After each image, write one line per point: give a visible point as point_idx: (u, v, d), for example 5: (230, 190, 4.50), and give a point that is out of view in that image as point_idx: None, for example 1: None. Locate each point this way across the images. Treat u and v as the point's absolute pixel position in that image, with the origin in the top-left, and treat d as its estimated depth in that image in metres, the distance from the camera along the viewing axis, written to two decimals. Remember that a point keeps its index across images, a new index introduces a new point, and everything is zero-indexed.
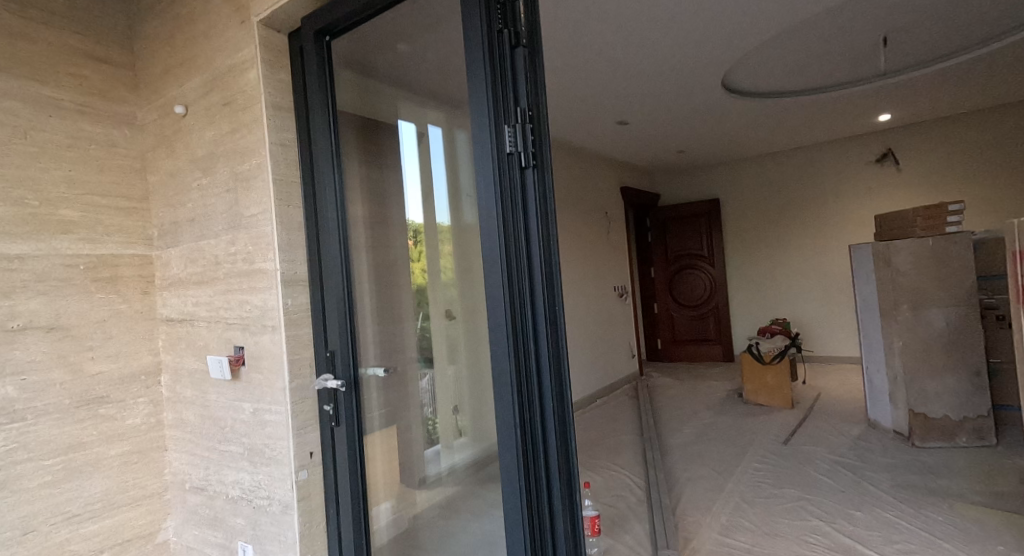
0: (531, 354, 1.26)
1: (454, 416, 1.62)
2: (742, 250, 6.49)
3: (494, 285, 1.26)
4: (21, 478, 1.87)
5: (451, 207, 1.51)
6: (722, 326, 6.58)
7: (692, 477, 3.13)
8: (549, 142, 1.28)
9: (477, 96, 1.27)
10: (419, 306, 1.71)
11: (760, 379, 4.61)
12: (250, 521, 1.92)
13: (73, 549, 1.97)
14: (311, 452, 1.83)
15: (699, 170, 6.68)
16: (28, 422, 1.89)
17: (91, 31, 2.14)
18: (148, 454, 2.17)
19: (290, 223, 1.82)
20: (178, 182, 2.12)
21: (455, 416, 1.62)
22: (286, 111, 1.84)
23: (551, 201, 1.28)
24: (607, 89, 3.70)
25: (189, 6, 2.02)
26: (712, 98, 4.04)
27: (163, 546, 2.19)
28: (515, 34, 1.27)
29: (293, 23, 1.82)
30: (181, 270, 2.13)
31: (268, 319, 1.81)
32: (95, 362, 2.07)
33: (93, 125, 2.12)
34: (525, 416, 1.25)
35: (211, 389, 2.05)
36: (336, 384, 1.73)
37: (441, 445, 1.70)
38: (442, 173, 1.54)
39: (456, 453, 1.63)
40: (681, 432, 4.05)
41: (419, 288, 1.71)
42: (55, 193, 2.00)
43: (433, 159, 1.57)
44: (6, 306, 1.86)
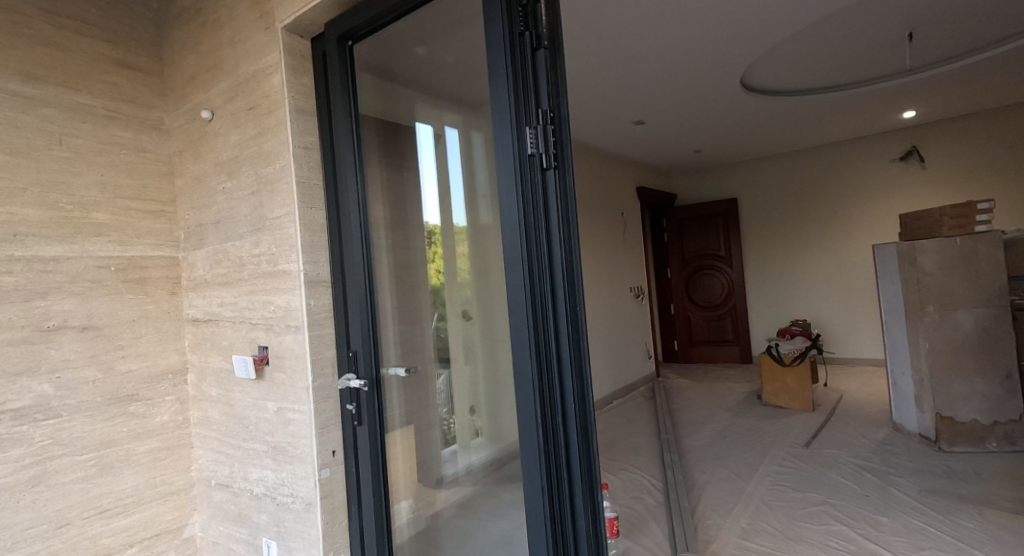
0: (552, 354, 1.26)
1: (471, 417, 1.64)
2: (761, 251, 6.41)
3: (515, 284, 1.27)
4: (57, 472, 1.93)
5: (468, 208, 1.54)
6: (740, 327, 6.51)
7: (712, 479, 3.11)
8: (571, 143, 1.28)
9: (498, 98, 1.28)
10: (436, 307, 1.74)
11: (780, 380, 4.55)
12: (274, 518, 1.96)
13: (105, 543, 2.03)
14: (333, 451, 1.85)
15: (717, 169, 6.62)
16: (63, 419, 1.95)
17: (121, 39, 2.20)
18: (175, 451, 2.23)
19: (314, 225, 1.85)
20: (203, 185, 2.17)
21: (472, 417, 1.64)
22: (309, 116, 1.88)
23: (572, 202, 1.28)
24: (624, 88, 3.69)
25: (215, 13, 2.07)
26: (730, 97, 4.01)
27: (190, 541, 2.24)
28: (537, 36, 1.27)
29: (315, 28, 1.85)
30: (207, 271, 2.18)
31: (292, 319, 1.85)
32: (126, 360, 2.12)
33: (123, 130, 2.18)
34: (547, 416, 1.26)
35: (235, 387, 2.09)
36: (359, 384, 1.77)
37: (458, 446, 1.72)
38: (459, 175, 1.57)
39: (472, 453, 1.66)
40: (700, 433, 4.02)
41: (436, 289, 1.73)
42: (88, 197, 2.06)
43: (450, 161, 1.60)
44: (42, 307, 1.93)
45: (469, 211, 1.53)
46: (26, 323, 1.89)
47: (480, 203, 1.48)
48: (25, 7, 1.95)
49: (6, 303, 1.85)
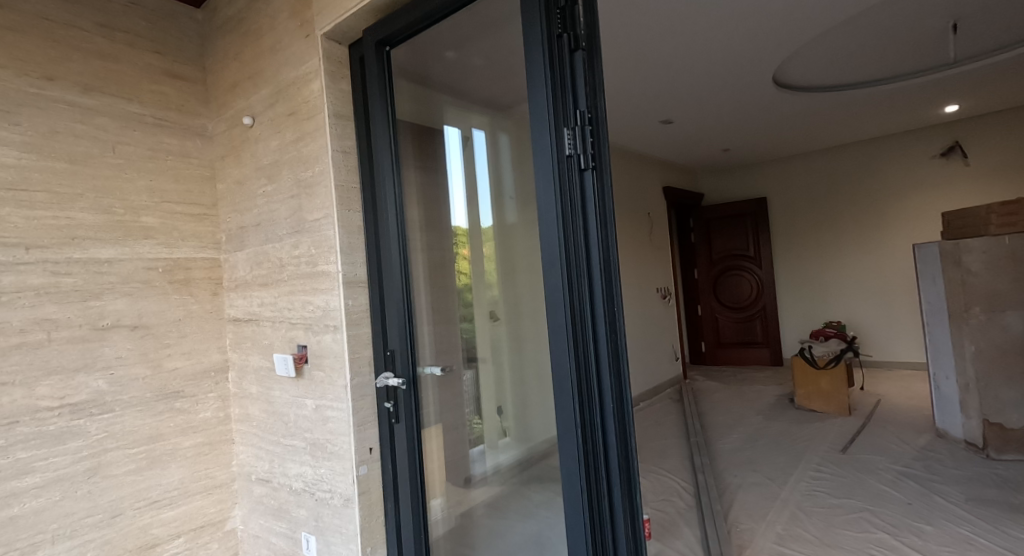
0: (591, 354, 1.27)
1: (500, 417, 1.73)
2: (793, 251, 6.27)
3: (554, 284, 1.29)
4: (110, 464, 2.02)
5: (494, 209, 1.63)
6: (770, 329, 6.37)
7: (744, 483, 3.06)
8: (608, 143, 1.29)
9: (536, 100, 1.29)
10: (465, 307, 1.81)
11: (813, 383, 4.44)
12: (312, 513, 2.01)
13: (154, 533, 2.11)
14: (370, 448, 1.90)
15: (747, 168, 6.49)
16: (116, 414, 2.05)
17: (168, 50, 2.30)
18: (218, 446, 2.31)
19: (352, 226, 1.90)
20: (244, 189, 2.25)
21: (500, 418, 1.73)
22: (347, 120, 1.93)
23: (610, 203, 1.28)
24: (653, 87, 3.67)
25: (257, 22, 2.14)
26: (761, 94, 3.95)
27: (232, 533, 2.32)
28: (575, 38, 1.28)
29: (353, 35, 1.89)
30: (248, 273, 2.26)
31: (331, 319, 1.90)
32: (172, 358, 2.21)
33: (170, 137, 2.27)
34: (586, 416, 1.27)
35: (275, 385, 2.16)
36: (397, 382, 1.79)
37: (486, 445, 1.79)
38: (487, 184, 1.66)
39: (501, 452, 1.74)
40: (731, 436, 3.95)
41: (465, 289, 1.79)
42: (138, 201, 2.16)
43: (478, 163, 1.67)
44: (97, 306, 2.02)
45: (496, 212, 1.62)
46: (83, 322, 1.99)
47: (512, 204, 1.53)
48: (82, 22, 2.06)
49: (64, 303, 1.95)
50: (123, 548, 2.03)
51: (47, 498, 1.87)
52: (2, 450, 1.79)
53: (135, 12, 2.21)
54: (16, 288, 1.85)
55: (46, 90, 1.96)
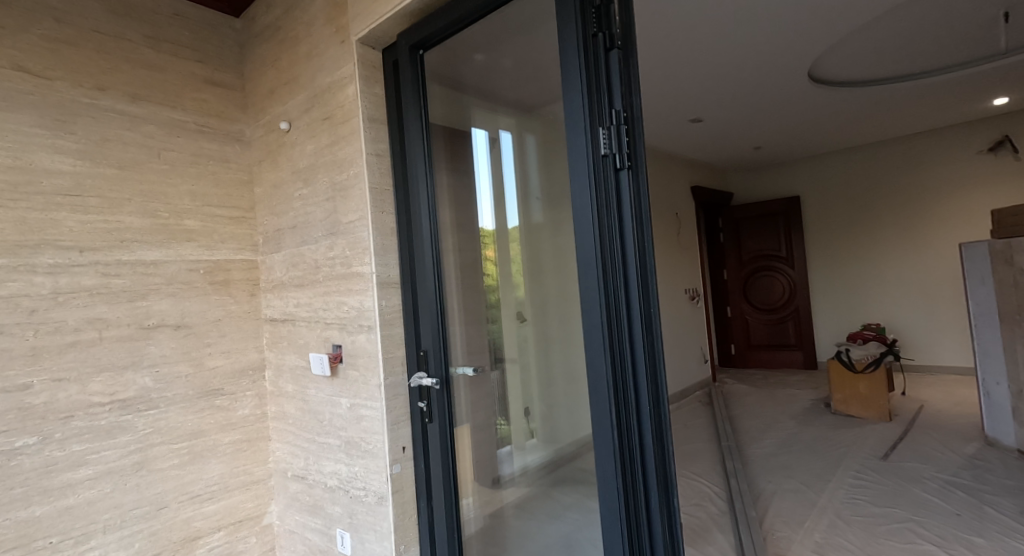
0: (627, 355, 1.26)
1: (527, 418, 1.74)
2: (829, 251, 6.09)
3: (590, 284, 1.28)
4: (156, 459, 2.09)
5: (520, 209, 1.66)
6: (804, 331, 6.21)
7: (780, 489, 2.98)
8: (644, 143, 1.28)
9: (571, 100, 1.29)
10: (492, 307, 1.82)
11: (850, 387, 4.30)
12: (346, 510, 2.04)
13: (196, 526, 2.18)
14: (403, 446, 1.92)
15: (780, 166, 6.33)
16: (161, 410, 2.12)
17: (210, 59, 2.37)
18: (256, 442, 2.37)
19: (385, 228, 1.93)
20: (281, 192, 2.30)
21: (528, 419, 1.74)
22: (380, 123, 1.96)
23: (646, 201, 1.27)
24: (683, 85, 3.62)
25: (293, 30, 2.19)
26: (796, 90, 3.85)
27: (268, 528, 2.38)
28: (610, 37, 1.27)
29: (387, 39, 1.92)
30: (284, 274, 2.31)
31: (365, 319, 1.93)
32: (213, 357, 2.28)
33: (211, 143, 2.35)
34: (622, 418, 1.26)
35: (310, 384, 2.20)
36: (431, 381, 1.81)
37: (513, 446, 1.80)
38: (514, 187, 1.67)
39: (528, 453, 1.75)
40: (765, 441, 3.86)
41: (491, 290, 1.81)
42: (182, 205, 2.23)
43: (504, 165, 1.70)
44: (143, 307, 2.10)
45: (522, 213, 1.64)
46: (131, 322, 2.07)
47: (541, 204, 1.55)
48: (131, 34, 2.15)
49: (113, 303, 2.03)
50: (167, 540, 2.10)
51: (99, 490, 1.96)
52: (58, 443, 1.88)
53: (179, 23, 2.30)
54: (70, 288, 1.94)
55: (98, 99, 2.05)
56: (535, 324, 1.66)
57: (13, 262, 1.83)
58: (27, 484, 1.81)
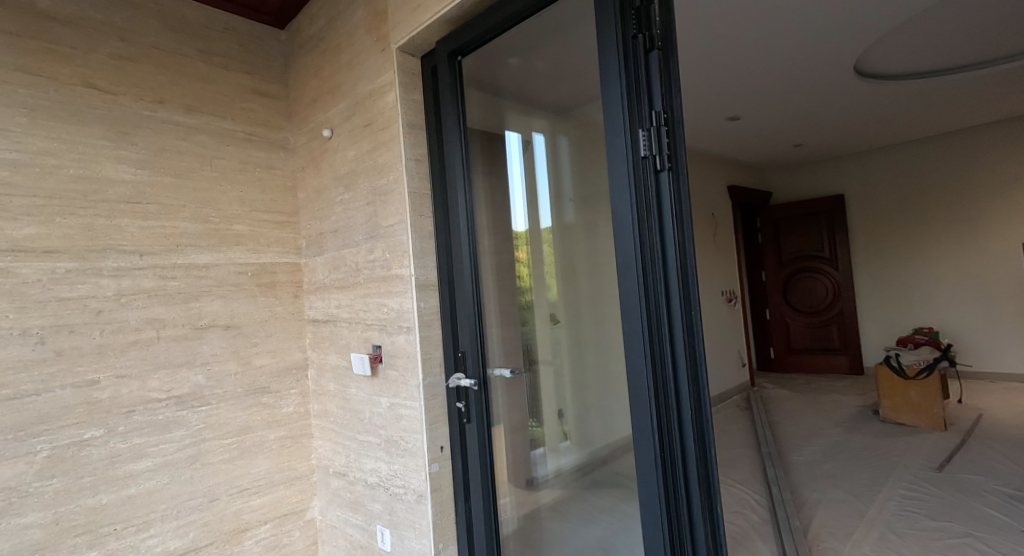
0: (668, 358, 1.26)
1: (560, 421, 1.75)
2: (876, 251, 5.86)
3: (630, 287, 1.28)
4: (209, 453, 2.19)
5: (553, 210, 1.68)
6: (849, 334, 5.99)
7: (825, 498, 2.89)
8: (685, 144, 1.27)
9: (610, 102, 1.30)
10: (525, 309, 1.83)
11: (901, 394, 4.12)
12: (387, 507, 2.09)
13: (245, 518, 2.27)
14: (441, 446, 1.95)
15: (823, 163, 6.12)
16: (212, 406, 2.22)
17: (257, 70, 2.47)
18: (299, 439, 2.45)
19: (423, 232, 1.97)
20: (323, 198, 2.38)
21: (560, 421, 1.75)
22: (419, 129, 2.00)
23: (687, 202, 1.26)
24: (720, 82, 3.56)
25: (336, 40, 2.26)
26: (840, 85, 3.73)
27: (311, 523, 2.45)
28: (650, 38, 1.27)
29: (426, 46, 1.96)
30: (326, 276, 2.39)
31: (404, 321, 1.97)
32: (260, 356, 2.37)
33: (258, 150, 2.44)
34: (662, 421, 1.26)
35: (351, 383, 2.26)
36: (469, 383, 1.84)
37: (546, 449, 1.81)
38: (551, 189, 1.68)
39: (561, 456, 1.76)
40: (808, 448, 3.74)
41: (524, 291, 1.82)
42: (231, 211, 2.33)
43: (537, 167, 1.72)
44: (197, 307, 2.21)
45: (555, 214, 1.67)
46: (186, 322, 2.18)
47: (575, 206, 1.56)
48: (186, 49, 2.26)
49: (170, 304, 2.14)
50: (219, 531, 2.19)
51: (158, 481, 2.06)
52: (121, 435, 2.00)
53: (230, 37, 2.40)
54: (131, 290, 2.05)
55: (157, 112, 2.16)
56: (569, 326, 1.67)
57: (82, 265, 1.95)
58: (95, 474, 1.93)
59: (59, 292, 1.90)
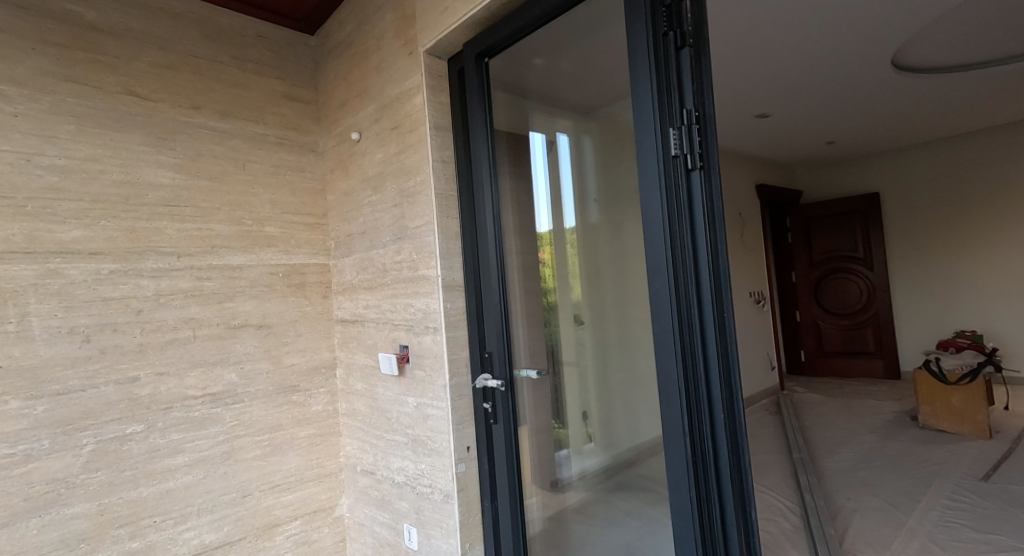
0: (699, 360, 1.24)
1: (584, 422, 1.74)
2: (913, 251, 5.68)
3: (660, 287, 1.27)
4: (242, 449, 2.25)
5: (577, 210, 1.68)
6: (885, 337, 5.82)
7: (861, 507, 2.81)
8: (717, 142, 1.25)
9: (640, 100, 1.29)
10: (549, 311, 1.82)
11: (943, 400, 3.97)
12: (414, 506, 2.11)
13: (276, 514, 2.32)
14: (468, 446, 1.96)
15: (856, 161, 5.95)
16: (245, 404, 2.27)
17: (288, 75, 2.52)
18: (328, 437, 2.50)
19: (450, 233, 1.98)
20: (351, 200, 2.42)
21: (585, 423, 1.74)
22: (446, 131, 2.02)
23: (719, 201, 1.24)
24: (750, 79, 3.49)
25: (364, 44, 2.29)
26: (876, 79, 3.62)
27: (339, 520, 2.49)
28: (681, 35, 1.26)
29: (453, 48, 1.97)
30: (354, 277, 2.42)
31: (431, 321, 1.99)
32: (290, 355, 2.42)
33: (289, 154, 2.49)
34: (694, 423, 1.24)
35: (379, 382, 2.29)
36: (496, 383, 1.84)
37: (570, 451, 1.80)
38: (577, 188, 1.67)
39: (586, 458, 1.75)
40: (841, 454, 3.64)
41: (548, 291, 1.82)
42: (263, 213, 2.39)
43: (561, 169, 1.73)
44: (231, 307, 2.27)
45: (578, 214, 1.67)
46: (220, 322, 2.23)
47: (599, 207, 1.57)
48: (220, 57, 2.32)
49: (205, 304, 2.20)
50: (251, 526, 2.25)
51: (194, 475, 2.12)
52: (160, 431, 2.06)
53: (262, 44, 2.46)
54: (169, 291, 2.12)
55: (193, 117, 2.23)
56: (593, 327, 1.68)
57: (124, 267, 2.02)
58: (135, 468, 2.00)
59: (103, 292, 1.97)
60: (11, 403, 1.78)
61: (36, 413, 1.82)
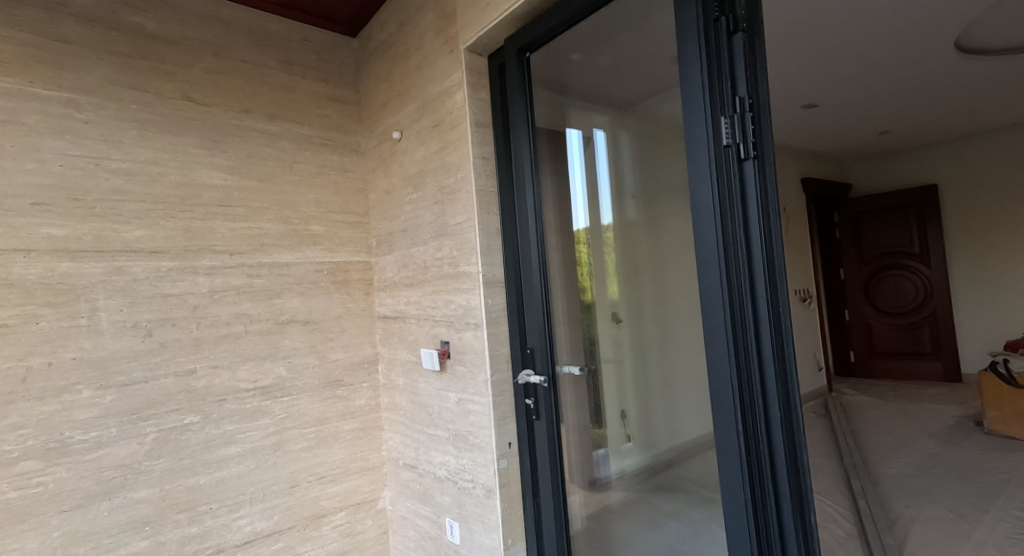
0: (753, 356, 1.20)
1: (623, 422, 1.71)
2: (975, 246, 5.36)
3: (711, 282, 1.24)
4: (290, 441, 2.32)
5: (615, 207, 1.65)
6: (944, 337, 5.52)
7: (921, 515, 2.67)
8: (771, 131, 1.21)
9: (690, 91, 1.26)
10: (585, 309, 1.79)
11: (1011, 405, 3.73)
12: (456, 501, 2.13)
13: (322, 504, 2.38)
14: (509, 442, 1.96)
15: (911, 151, 5.65)
16: (293, 397, 2.34)
17: (331, 77, 2.58)
18: (371, 431, 2.54)
19: (491, 229, 1.99)
20: (393, 198, 2.45)
21: (623, 422, 1.71)
22: (487, 128, 2.02)
23: (774, 192, 1.21)
24: (798, 66, 3.36)
25: (406, 44, 2.32)
26: (936, 63, 3.43)
27: (382, 512, 2.53)
28: (734, 20, 1.22)
29: (494, 45, 1.97)
30: (395, 274, 2.46)
31: (472, 317, 2.00)
32: (335, 350, 2.48)
33: (333, 154, 2.55)
34: (748, 421, 1.20)
35: (420, 378, 2.32)
36: (538, 380, 1.83)
37: (609, 450, 1.76)
38: (614, 183, 1.64)
39: (625, 457, 1.72)
40: (898, 460, 3.47)
41: (585, 290, 1.79)
42: (309, 212, 2.45)
43: (598, 164, 1.70)
44: (279, 304, 2.34)
45: (616, 210, 1.65)
46: (269, 317, 2.31)
47: (638, 204, 1.55)
48: (269, 61, 2.40)
49: (256, 300, 2.28)
50: (299, 515, 2.31)
51: (246, 465, 2.20)
52: (215, 422, 2.15)
53: (307, 47, 2.52)
54: (223, 287, 2.20)
55: (243, 121, 2.31)
56: (632, 326, 1.66)
57: (181, 265, 2.11)
58: (193, 456, 2.09)
59: (163, 289, 2.07)
60: (83, 393, 1.89)
61: (105, 402, 1.93)
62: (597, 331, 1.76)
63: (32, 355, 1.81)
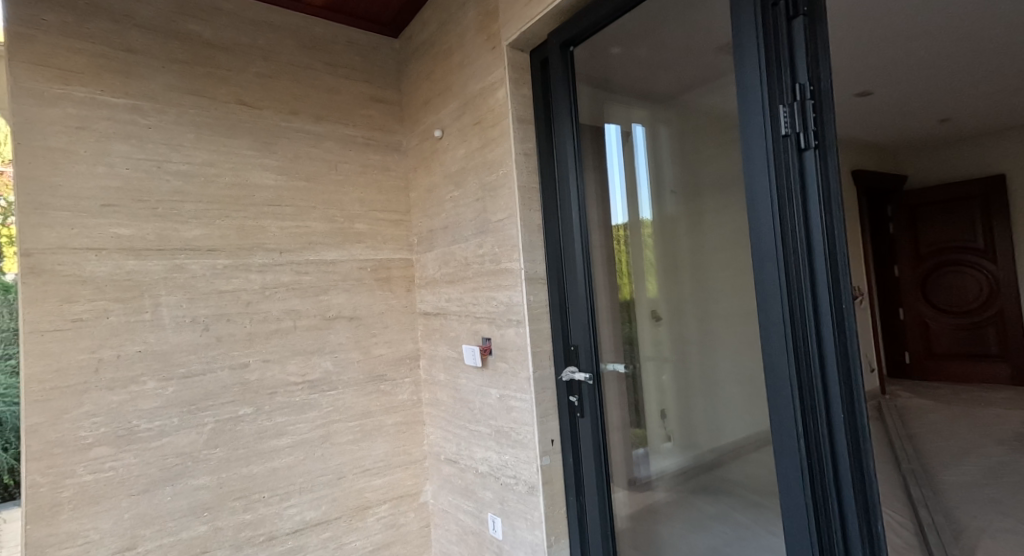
0: (814, 354, 1.15)
1: (662, 421, 1.67)
2: None
3: (770, 278, 1.19)
4: (336, 434, 2.37)
5: (653, 201, 1.60)
6: (1012, 338, 5.18)
7: (989, 527, 2.51)
8: (833, 120, 1.16)
9: (746, 79, 1.21)
10: (624, 306, 1.76)
11: None
12: (498, 496, 2.13)
13: (367, 496, 2.43)
14: (552, 439, 1.96)
15: (975, 140, 5.32)
16: (338, 391, 2.40)
17: (374, 78, 2.62)
18: (413, 426, 2.58)
19: (533, 226, 1.98)
20: (434, 196, 2.47)
21: (663, 422, 1.66)
22: (529, 124, 2.01)
23: (836, 183, 1.16)
24: (852, 51, 3.21)
25: (447, 42, 2.33)
26: (1005, 43, 3.23)
27: (423, 506, 2.57)
28: (794, 4, 1.17)
29: (537, 40, 1.96)
30: (436, 271, 2.48)
31: (514, 314, 2.00)
32: (378, 346, 2.52)
33: (375, 153, 2.59)
34: (809, 421, 1.16)
35: (461, 373, 2.34)
36: (583, 376, 1.82)
37: (648, 450, 1.72)
38: (653, 176, 1.60)
39: (665, 458, 1.67)
40: (961, 466, 3.28)
41: (623, 287, 1.75)
42: (353, 211, 2.50)
43: (637, 158, 1.65)
44: (325, 300, 2.40)
45: (654, 205, 1.60)
46: (316, 313, 2.37)
47: (679, 199, 1.51)
48: (316, 64, 2.46)
49: (304, 296, 2.34)
50: (345, 506, 2.37)
51: (296, 456, 2.27)
52: (267, 413, 2.22)
53: (351, 49, 2.57)
54: (273, 284, 2.27)
55: (292, 122, 2.37)
56: (670, 325, 1.60)
57: (235, 262, 2.19)
58: (247, 447, 2.17)
59: (218, 285, 2.15)
60: (148, 384, 1.99)
61: (167, 393, 2.03)
62: (636, 329, 1.72)
63: (103, 347, 1.92)
